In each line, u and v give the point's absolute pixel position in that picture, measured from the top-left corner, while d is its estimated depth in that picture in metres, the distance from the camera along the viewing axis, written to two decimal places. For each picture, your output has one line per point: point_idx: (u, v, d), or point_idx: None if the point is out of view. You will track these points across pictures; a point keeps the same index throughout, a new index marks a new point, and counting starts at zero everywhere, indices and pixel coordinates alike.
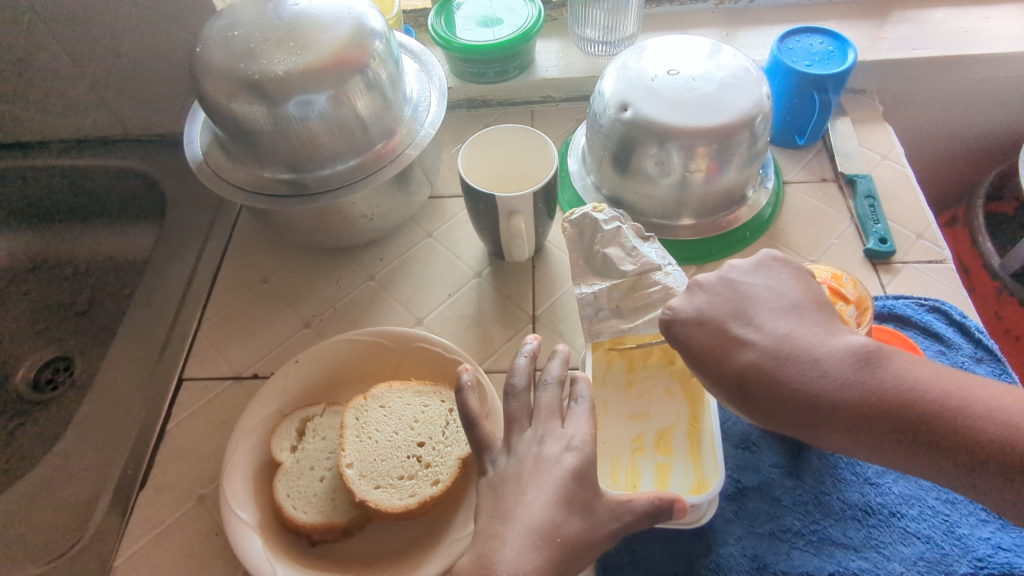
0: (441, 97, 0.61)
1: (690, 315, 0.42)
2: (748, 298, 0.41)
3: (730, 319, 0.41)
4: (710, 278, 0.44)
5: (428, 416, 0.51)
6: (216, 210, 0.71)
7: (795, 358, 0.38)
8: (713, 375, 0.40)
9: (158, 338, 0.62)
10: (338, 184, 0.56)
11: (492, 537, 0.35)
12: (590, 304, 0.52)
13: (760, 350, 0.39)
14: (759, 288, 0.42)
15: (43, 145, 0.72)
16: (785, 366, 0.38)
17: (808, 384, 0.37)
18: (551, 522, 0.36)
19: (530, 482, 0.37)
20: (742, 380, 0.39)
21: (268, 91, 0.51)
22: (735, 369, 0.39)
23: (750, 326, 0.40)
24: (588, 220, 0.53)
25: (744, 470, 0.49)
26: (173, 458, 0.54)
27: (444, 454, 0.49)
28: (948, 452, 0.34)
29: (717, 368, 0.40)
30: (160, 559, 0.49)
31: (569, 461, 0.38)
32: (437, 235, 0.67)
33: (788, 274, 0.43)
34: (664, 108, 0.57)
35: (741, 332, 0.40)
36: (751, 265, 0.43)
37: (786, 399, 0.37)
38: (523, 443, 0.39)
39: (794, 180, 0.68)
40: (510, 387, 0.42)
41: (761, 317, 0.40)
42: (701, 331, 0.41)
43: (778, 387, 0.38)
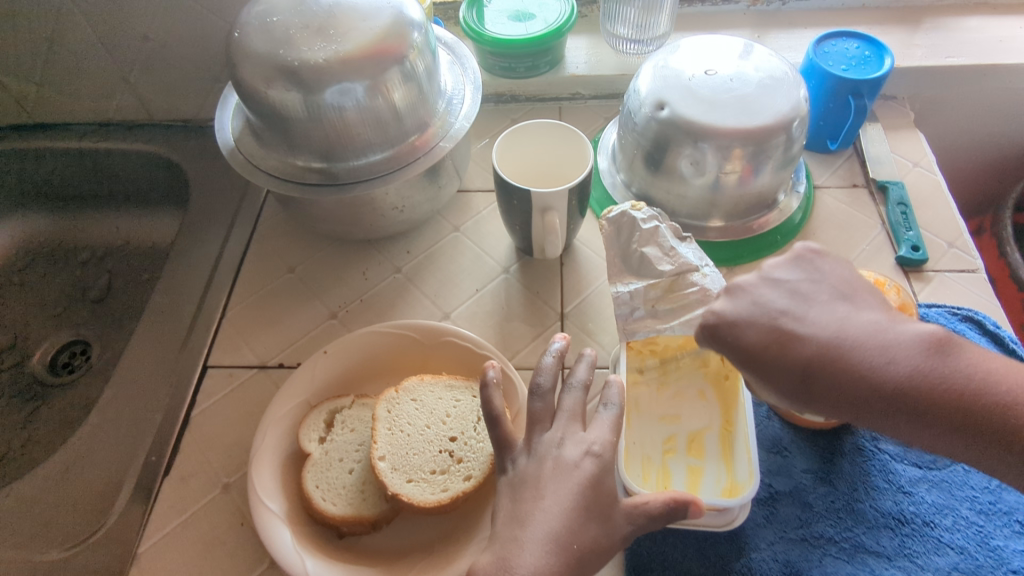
0: (475, 92, 0.61)
1: (739, 316, 0.40)
2: (800, 296, 0.40)
3: (777, 314, 0.39)
4: (748, 278, 0.42)
5: (461, 412, 0.51)
6: (242, 196, 0.71)
7: (856, 350, 0.37)
8: (760, 369, 0.39)
9: (184, 324, 0.62)
10: (370, 175, 0.56)
11: (513, 540, 0.35)
12: (625, 303, 0.52)
13: (819, 341, 0.37)
14: (801, 284, 0.40)
15: (59, 125, 0.77)
16: (846, 358, 0.37)
17: (872, 377, 0.36)
18: (568, 528, 0.35)
19: (548, 486, 0.37)
20: (796, 376, 0.38)
21: (306, 79, 0.51)
22: (792, 362, 0.38)
23: (803, 321, 0.38)
24: (625, 219, 0.52)
25: (776, 475, 0.48)
26: (197, 446, 0.53)
27: (476, 450, 0.48)
28: (1020, 446, 0.34)
29: (775, 360, 0.38)
30: (182, 549, 0.48)
31: (588, 466, 0.37)
32: (464, 229, 0.66)
33: (823, 266, 0.41)
34: (701, 108, 0.57)
35: (795, 326, 0.38)
36: (786, 259, 0.42)
37: (852, 394, 0.36)
38: (543, 445, 0.39)
39: (825, 185, 0.68)
40: (534, 387, 0.41)
41: (811, 312, 0.39)
42: (752, 328, 0.39)
43: (845, 375, 0.37)
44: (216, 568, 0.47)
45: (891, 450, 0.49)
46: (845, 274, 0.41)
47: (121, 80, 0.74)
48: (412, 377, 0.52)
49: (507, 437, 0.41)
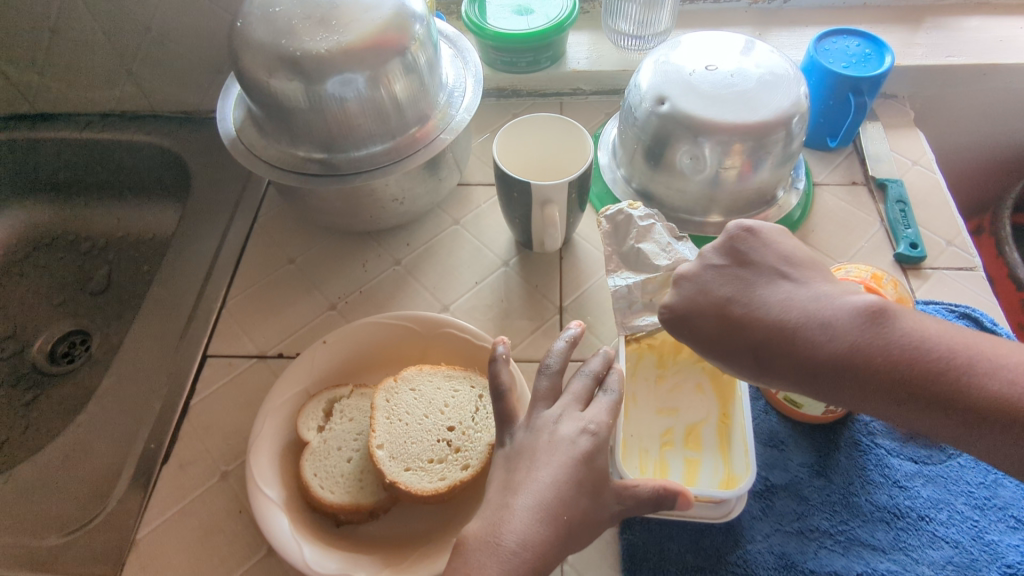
0: (477, 86, 0.61)
1: (686, 307, 0.43)
2: (744, 277, 0.42)
3: (724, 297, 0.41)
4: (690, 269, 0.44)
5: (458, 402, 0.51)
6: (242, 188, 0.71)
7: (799, 328, 0.38)
8: (717, 351, 0.41)
9: (184, 314, 0.62)
10: (370, 166, 0.56)
11: (504, 508, 0.35)
12: (623, 297, 0.52)
13: (766, 322, 0.39)
14: (740, 269, 0.42)
15: (60, 116, 0.77)
16: (790, 336, 0.38)
17: (813, 354, 0.37)
18: (561, 500, 0.35)
19: (542, 459, 0.37)
20: (748, 358, 0.40)
21: (308, 70, 0.51)
22: (745, 346, 0.40)
23: (749, 302, 0.40)
24: (622, 217, 0.53)
25: (772, 468, 0.49)
26: (196, 434, 0.53)
27: (475, 439, 0.49)
28: (956, 411, 0.34)
29: (730, 344, 0.41)
30: (180, 536, 0.48)
31: (583, 443, 0.38)
32: (464, 222, 0.67)
33: (759, 244, 0.43)
34: (700, 103, 0.57)
35: (742, 310, 0.40)
36: (722, 243, 0.44)
37: (800, 371, 0.38)
38: (541, 419, 0.40)
39: (824, 182, 0.68)
40: (543, 367, 0.42)
41: (757, 291, 0.41)
42: (699, 315, 0.42)
43: (789, 354, 0.38)
44: (215, 554, 0.47)
45: (887, 445, 0.49)
46: (786, 248, 0.42)
47: (123, 71, 0.75)
48: (411, 366, 0.53)
49: (510, 412, 0.41)
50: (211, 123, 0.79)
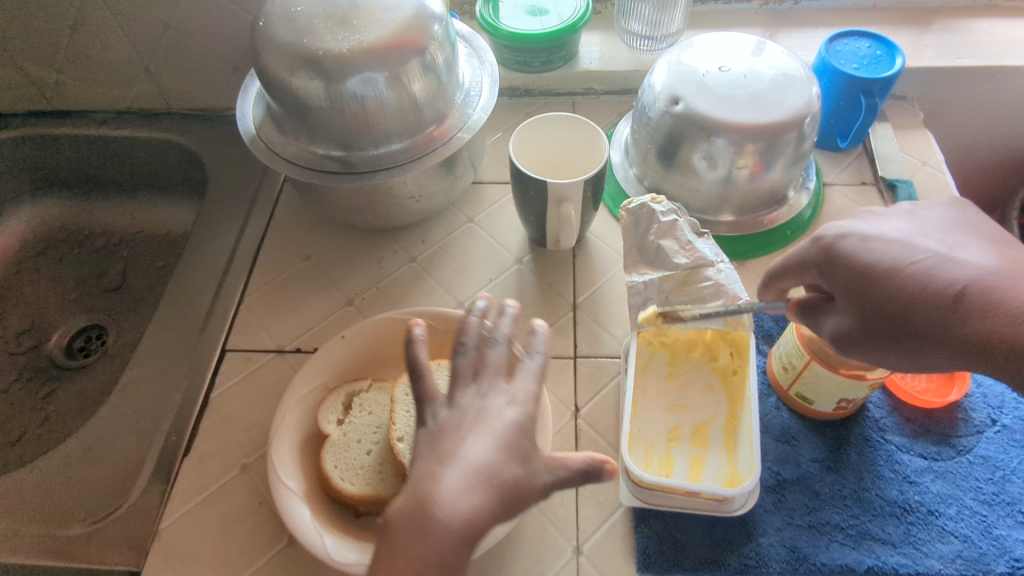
0: (493, 85, 0.62)
1: (872, 234, 0.37)
2: (950, 229, 0.37)
3: (897, 247, 0.36)
4: (886, 211, 0.39)
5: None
6: (259, 184, 0.72)
7: (1010, 287, 0.32)
8: (873, 308, 0.36)
9: (204, 308, 0.63)
10: (389, 164, 0.57)
11: (428, 476, 0.33)
12: (639, 293, 0.53)
13: (960, 274, 0.34)
14: (938, 223, 0.37)
15: (78, 113, 0.81)
16: (995, 297, 0.32)
17: (1016, 321, 0.31)
18: (492, 465, 0.33)
19: (469, 430, 0.35)
20: (920, 314, 0.34)
21: (329, 68, 0.52)
22: (925, 301, 0.34)
23: (935, 254, 0.35)
24: (645, 211, 0.53)
25: (784, 463, 0.49)
26: (216, 427, 0.54)
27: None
28: None
29: (909, 279, 0.35)
30: (203, 526, 0.49)
31: (512, 415, 0.36)
32: (478, 220, 0.67)
33: (972, 214, 0.38)
34: (715, 103, 0.58)
35: (943, 255, 0.35)
36: (935, 204, 0.39)
37: (987, 341, 0.32)
38: (466, 398, 0.37)
39: (835, 183, 0.69)
40: (458, 343, 0.39)
41: (943, 247, 0.35)
42: (881, 247, 0.36)
43: (991, 311, 0.32)
44: (236, 545, 0.48)
45: (897, 441, 0.50)
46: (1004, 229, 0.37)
47: (141, 69, 0.76)
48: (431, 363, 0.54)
49: (427, 390, 0.37)
50: (227, 120, 0.79)
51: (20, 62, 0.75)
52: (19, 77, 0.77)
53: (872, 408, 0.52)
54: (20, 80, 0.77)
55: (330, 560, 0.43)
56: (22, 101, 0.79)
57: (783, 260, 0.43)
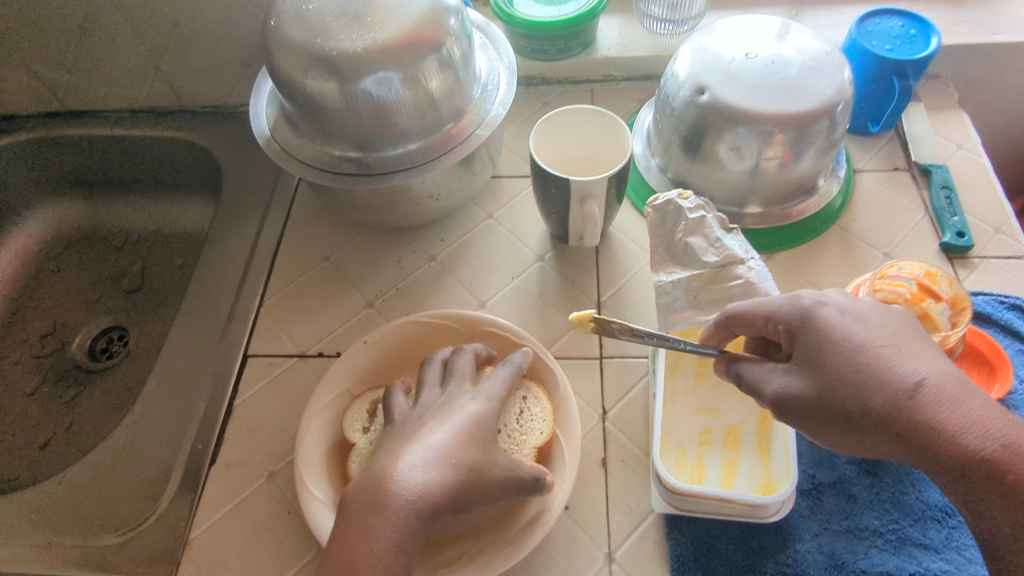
0: (511, 77, 0.60)
1: (841, 315, 0.39)
2: (907, 328, 0.39)
3: (865, 330, 0.38)
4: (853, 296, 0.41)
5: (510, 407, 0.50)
6: (273, 183, 0.70)
7: (951, 395, 0.35)
8: (828, 380, 0.38)
9: (223, 312, 0.62)
10: (408, 164, 0.56)
11: (391, 454, 0.41)
12: (667, 293, 0.52)
13: (912, 371, 0.36)
14: (898, 319, 0.40)
15: (91, 113, 0.80)
16: (942, 398, 0.35)
17: (953, 424, 0.35)
18: (451, 449, 0.41)
19: (433, 417, 0.44)
20: (874, 395, 0.36)
21: (343, 68, 0.50)
22: (882, 386, 0.36)
23: (893, 348, 0.37)
24: (671, 208, 0.52)
25: (819, 466, 0.48)
26: (242, 434, 0.54)
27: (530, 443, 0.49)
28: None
29: (870, 366, 0.37)
30: (233, 535, 0.49)
31: (472, 409, 0.44)
32: (497, 216, 0.66)
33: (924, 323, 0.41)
34: (742, 92, 0.55)
35: (900, 354, 0.37)
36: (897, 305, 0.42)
37: (923, 435, 0.35)
38: (429, 397, 0.46)
39: (865, 169, 0.66)
40: (432, 360, 0.49)
41: (904, 340, 0.38)
42: (848, 328, 0.38)
43: (931, 415, 0.35)
44: (267, 554, 0.48)
45: None
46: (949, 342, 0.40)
47: (152, 68, 0.75)
48: None
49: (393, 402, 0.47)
50: (239, 117, 0.78)
51: (30, 64, 0.75)
52: (31, 79, 0.76)
53: None
54: (31, 82, 0.76)
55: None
56: (33, 103, 0.79)
57: (749, 308, 0.43)
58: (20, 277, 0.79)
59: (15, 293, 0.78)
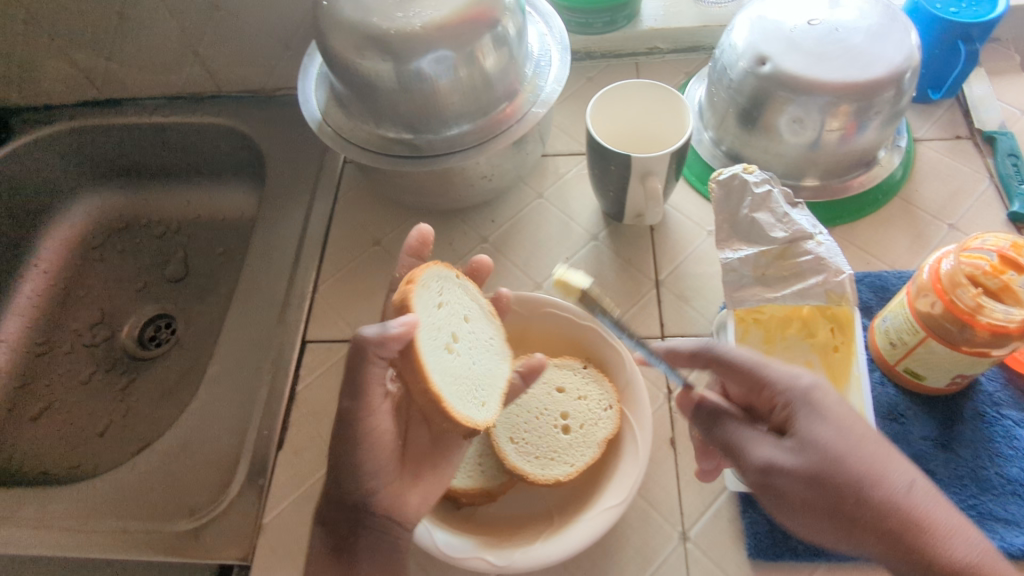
0: (563, 54, 0.58)
1: (837, 397, 0.37)
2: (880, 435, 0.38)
3: (861, 419, 0.36)
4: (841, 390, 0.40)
5: (473, 311, 0.50)
6: (318, 167, 0.70)
7: (936, 502, 0.33)
8: (826, 461, 0.33)
9: (277, 298, 0.62)
10: (463, 146, 0.55)
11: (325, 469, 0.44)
12: (734, 271, 0.51)
13: (903, 470, 0.34)
14: None
15: (128, 101, 0.79)
16: (934, 501, 0.33)
17: (944, 526, 0.32)
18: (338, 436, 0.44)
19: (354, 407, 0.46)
20: (873, 485, 0.33)
21: (401, 48, 0.49)
22: (879, 477, 0.33)
23: (885, 443, 0.35)
24: (737, 181, 0.51)
25: (894, 442, 0.48)
26: (306, 420, 0.54)
27: (432, 326, 0.46)
28: None
29: (865, 454, 0.34)
30: (306, 519, 0.50)
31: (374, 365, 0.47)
32: (547, 195, 0.65)
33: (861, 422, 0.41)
34: (807, 61, 0.54)
35: (890, 453, 0.35)
36: None
37: (915, 538, 0.32)
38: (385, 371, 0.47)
39: (925, 138, 0.64)
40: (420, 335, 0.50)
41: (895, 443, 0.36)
42: (845, 413, 0.36)
43: (922, 517, 0.32)
44: None
45: (1015, 417, 0.48)
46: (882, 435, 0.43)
47: (191, 53, 0.74)
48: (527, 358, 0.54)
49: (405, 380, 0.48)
50: (277, 101, 0.77)
51: (68, 52, 0.74)
52: (69, 68, 0.76)
53: (985, 381, 0.50)
54: (70, 71, 0.76)
55: (418, 542, 0.43)
56: (71, 91, 0.78)
57: (743, 362, 0.39)
58: (66, 267, 0.79)
59: (62, 283, 0.78)
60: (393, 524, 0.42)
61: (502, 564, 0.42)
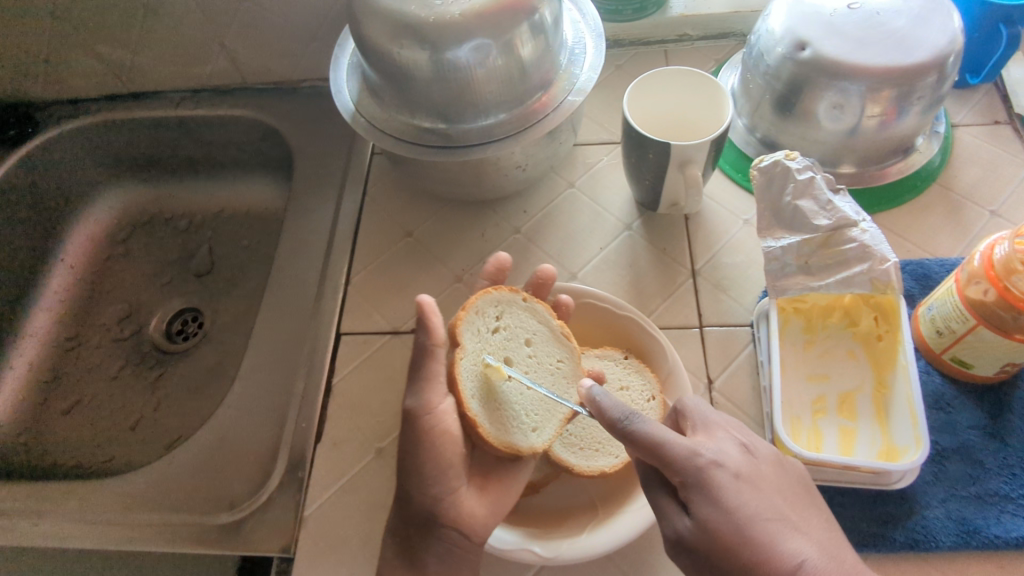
0: (598, 42, 0.58)
1: (731, 470, 0.36)
2: (791, 485, 0.38)
3: (756, 497, 0.36)
4: (747, 444, 0.39)
5: (539, 332, 0.52)
6: (346, 159, 0.69)
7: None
8: (716, 547, 0.35)
9: (310, 291, 0.62)
10: (499, 135, 0.55)
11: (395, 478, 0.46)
12: (777, 259, 0.50)
13: (794, 549, 0.34)
14: (777, 470, 0.38)
15: (154, 94, 0.79)
16: None
17: None
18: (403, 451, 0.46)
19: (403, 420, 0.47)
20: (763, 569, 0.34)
21: (441, 37, 0.48)
22: (767, 563, 0.34)
23: (778, 520, 0.35)
24: (779, 168, 0.50)
25: (941, 431, 0.47)
26: (344, 412, 0.55)
27: (485, 350, 0.50)
28: None
29: (754, 537, 0.34)
30: (349, 510, 0.50)
31: None
32: (579, 184, 0.65)
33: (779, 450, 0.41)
34: (849, 45, 0.53)
35: (784, 530, 0.35)
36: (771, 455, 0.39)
37: None
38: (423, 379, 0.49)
39: (964, 123, 0.63)
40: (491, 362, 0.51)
41: (791, 510, 0.36)
42: (736, 494, 0.35)
43: None
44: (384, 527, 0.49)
45: None
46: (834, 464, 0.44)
47: (217, 45, 0.74)
48: None
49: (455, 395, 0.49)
50: (303, 93, 0.77)
51: (95, 46, 0.74)
52: (95, 62, 0.76)
53: None
54: (97, 65, 0.76)
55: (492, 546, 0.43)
56: (97, 85, 0.78)
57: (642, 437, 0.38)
58: (94, 261, 0.80)
59: (90, 277, 0.78)
60: (460, 536, 0.43)
61: (550, 555, 0.42)
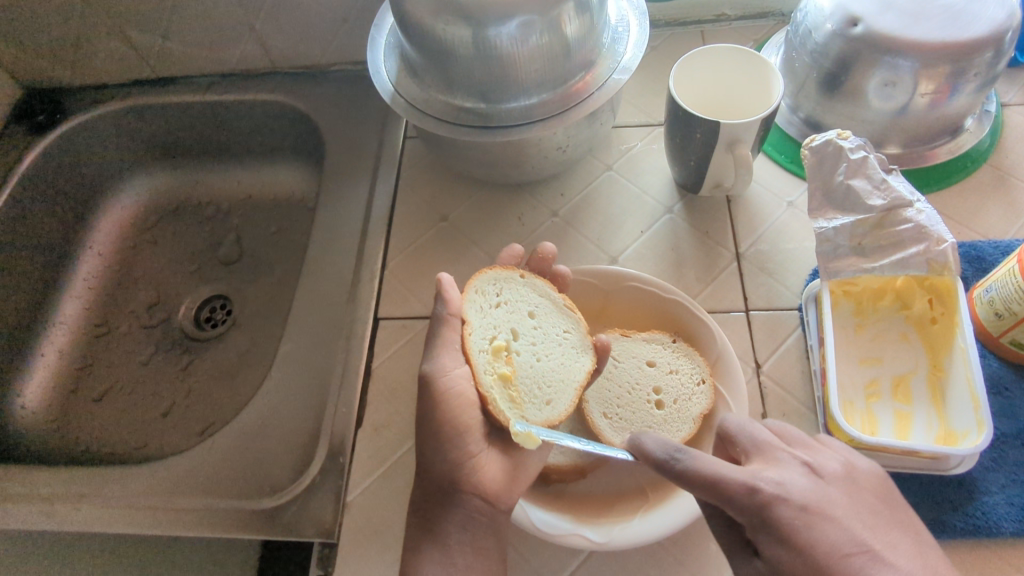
0: (641, 19, 0.57)
1: (799, 501, 0.34)
2: (871, 506, 0.36)
3: (832, 530, 0.33)
4: (811, 467, 0.37)
5: (540, 304, 0.51)
6: (379, 142, 0.69)
7: None
8: None
9: (345, 276, 0.61)
10: (541, 116, 0.53)
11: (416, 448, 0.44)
12: (830, 241, 0.49)
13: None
14: (850, 489, 0.36)
15: (183, 79, 0.79)
16: None
17: None
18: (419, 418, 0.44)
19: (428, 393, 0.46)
20: None
21: (487, 14, 0.47)
22: None
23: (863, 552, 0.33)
24: (831, 148, 0.49)
25: (998, 416, 0.46)
26: (384, 397, 0.54)
27: (491, 324, 0.49)
28: None
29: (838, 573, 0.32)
30: (392, 496, 0.50)
31: None
32: (617, 167, 0.64)
33: (848, 463, 0.38)
34: (902, 21, 0.51)
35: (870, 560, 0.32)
36: (841, 471, 0.37)
37: None
38: None
39: (1014, 103, 0.62)
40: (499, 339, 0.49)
41: (875, 537, 0.34)
42: (809, 529, 0.33)
43: None
44: None
45: None
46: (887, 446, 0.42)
47: (247, 28, 0.73)
48: (613, 332, 0.53)
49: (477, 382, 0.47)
50: (333, 77, 0.76)
51: (123, 30, 0.73)
52: (124, 46, 0.75)
53: None
54: (125, 49, 0.75)
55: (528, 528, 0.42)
56: (125, 70, 0.78)
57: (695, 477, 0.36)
58: (122, 247, 0.79)
59: (117, 264, 0.78)
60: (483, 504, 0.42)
61: (602, 541, 0.42)
